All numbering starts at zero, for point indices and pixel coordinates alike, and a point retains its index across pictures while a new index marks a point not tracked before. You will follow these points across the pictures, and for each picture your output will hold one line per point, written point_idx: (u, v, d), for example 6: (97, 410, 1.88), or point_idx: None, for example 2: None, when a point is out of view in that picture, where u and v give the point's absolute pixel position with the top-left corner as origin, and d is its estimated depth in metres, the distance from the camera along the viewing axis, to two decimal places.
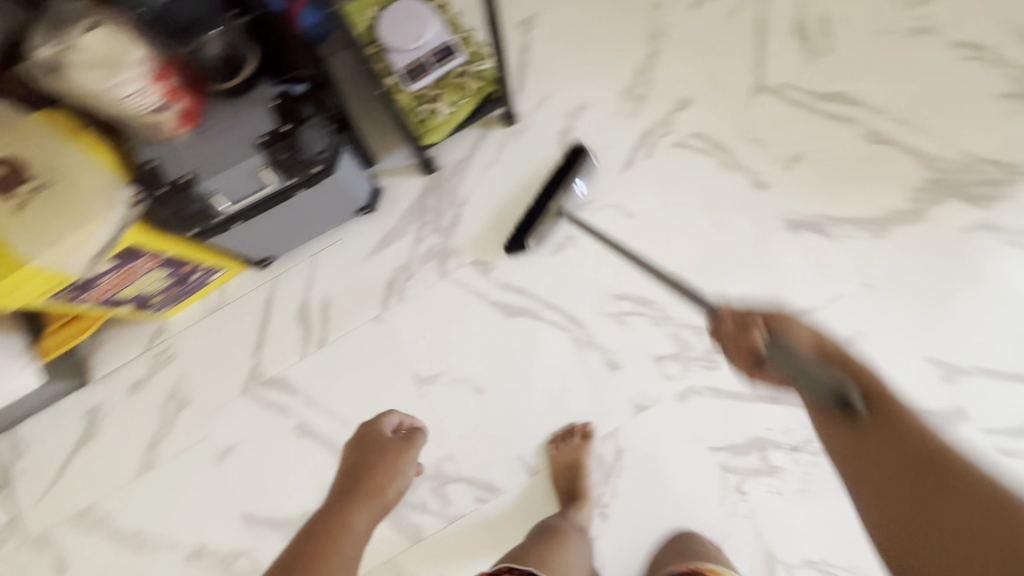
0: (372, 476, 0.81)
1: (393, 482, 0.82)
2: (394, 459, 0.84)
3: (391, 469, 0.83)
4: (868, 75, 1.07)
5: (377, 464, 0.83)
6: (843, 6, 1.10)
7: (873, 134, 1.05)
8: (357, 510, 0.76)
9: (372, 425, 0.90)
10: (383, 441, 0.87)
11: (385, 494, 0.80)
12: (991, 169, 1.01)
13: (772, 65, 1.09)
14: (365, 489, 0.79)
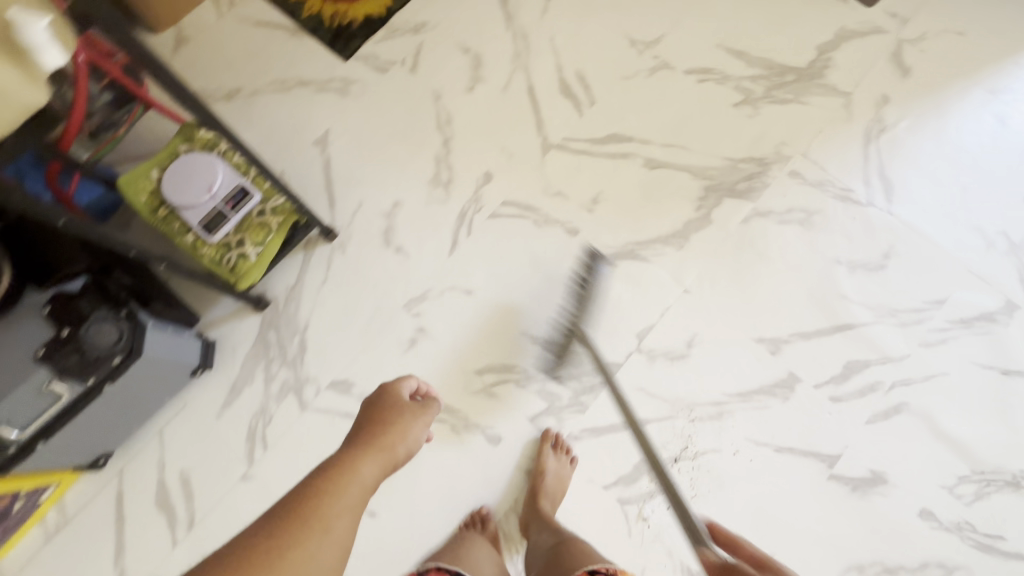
0: (387, 430, 0.75)
1: (407, 439, 0.75)
2: (408, 420, 0.77)
3: (403, 427, 0.76)
4: (630, 114, 1.23)
5: (393, 419, 0.77)
6: (593, 60, 1.26)
7: (649, 162, 1.19)
8: (368, 458, 0.68)
9: (386, 388, 0.84)
10: (402, 403, 0.80)
11: (398, 450, 0.73)
12: (747, 165, 1.18)
13: (551, 125, 1.23)
14: (377, 440, 0.72)
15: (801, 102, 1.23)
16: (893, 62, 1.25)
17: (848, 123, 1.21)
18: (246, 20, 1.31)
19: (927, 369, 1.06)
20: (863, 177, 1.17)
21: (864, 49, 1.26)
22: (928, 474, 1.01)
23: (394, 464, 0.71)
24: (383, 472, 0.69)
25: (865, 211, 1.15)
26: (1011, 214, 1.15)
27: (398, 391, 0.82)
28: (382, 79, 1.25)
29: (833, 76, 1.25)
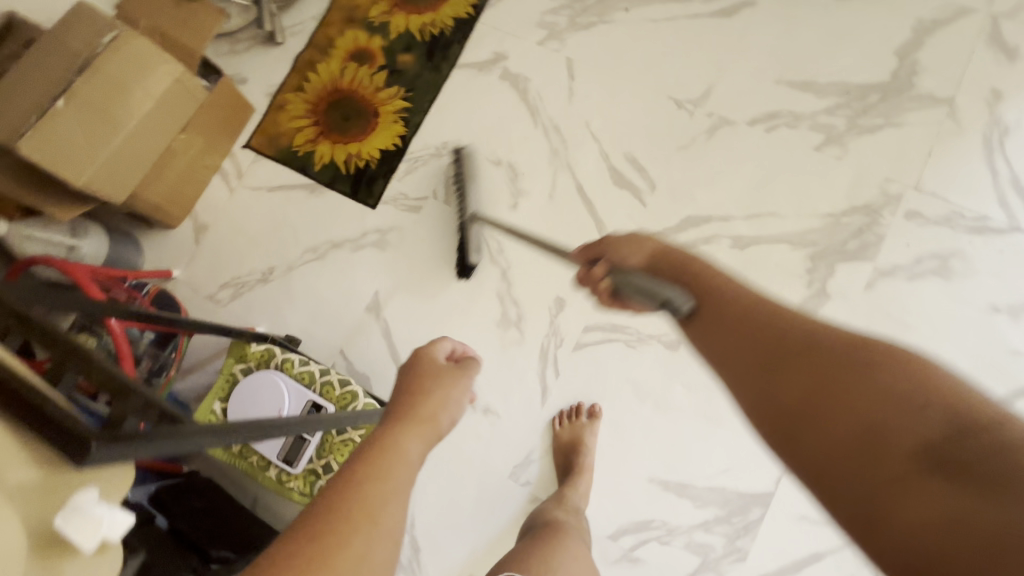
0: (421, 400, 0.55)
1: (447, 408, 0.56)
2: (450, 384, 0.58)
3: (441, 399, 0.56)
4: (699, 190, 1.08)
5: (427, 388, 0.57)
6: (640, 136, 1.12)
7: (737, 240, 1.04)
8: (410, 431, 0.51)
9: (416, 355, 0.62)
10: (437, 372, 0.59)
11: (441, 424, 0.55)
12: (853, 218, 1.02)
13: (613, 226, 1.09)
14: (411, 408, 0.54)
15: (895, 124, 1.05)
16: (994, 47, 1.06)
17: (959, 135, 1.03)
18: (259, 190, 1.21)
19: None
20: (997, 198, 0.99)
21: (954, 38, 1.07)
22: None
23: (439, 435, 0.54)
24: (431, 442, 0.52)
25: (1008, 239, 0.97)
26: None
27: (429, 356, 0.61)
28: (417, 218, 1.15)
29: (925, 82, 1.06)
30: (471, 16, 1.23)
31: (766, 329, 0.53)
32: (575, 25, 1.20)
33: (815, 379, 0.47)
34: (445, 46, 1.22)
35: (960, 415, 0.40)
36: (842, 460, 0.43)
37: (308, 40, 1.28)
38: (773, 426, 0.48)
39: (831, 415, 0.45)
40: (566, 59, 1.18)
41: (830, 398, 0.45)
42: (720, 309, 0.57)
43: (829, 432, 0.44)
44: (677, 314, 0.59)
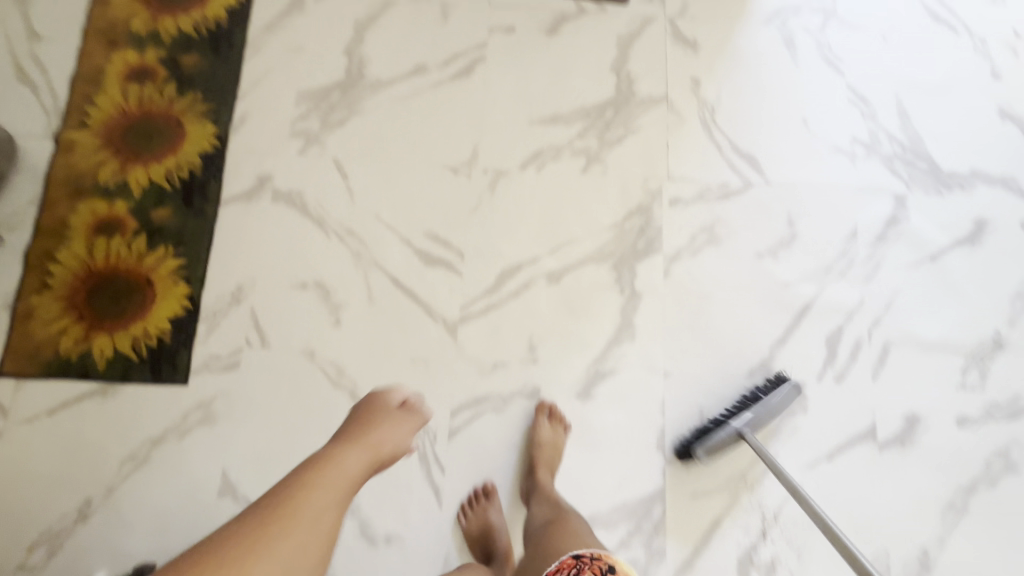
0: (377, 429, 0.82)
1: (397, 437, 0.82)
2: (395, 418, 0.85)
3: (392, 426, 0.84)
4: (503, 242, 1.14)
5: (388, 418, 0.85)
6: (432, 211, 1.15)
7: (551, 275, 1.12)
8: (353, 452, 0.75)
9: (380, 392, 0.91)
10: (393, 406, 0.88)
11: (382, 447, 0.79)
12: (633, 220, 1.15)
13: (441, 304, 1.10)
14: (363, 436, 0.79)
15: (634, 129, 1.20)
16: (680, 44, 1.26)
17: (683, 123, 1.21)
18: (37, 417, 1.02)
19: (883, 296, 1.12)
20: (729, 165, 1.18)
21: (649, 46, 1.26)
22: (942, 386, 1.08)
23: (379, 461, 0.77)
24: (365, 466, 0.74)
25: (748, 195, 1.17)
26: (852, 118, 1.22)
27: (388, 398, 0.89)
28: (240, 375, 1.05)
29: (642, 86, 1.23)
30: (218, 148, 1.16)
31: None
32: (329, 125, 1.19)
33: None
34: (201, 186, 1.14)
35: None
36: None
37: (33, 228, 1.10)
38: None
39: None
40: (333, 160, 1.17)
41: None
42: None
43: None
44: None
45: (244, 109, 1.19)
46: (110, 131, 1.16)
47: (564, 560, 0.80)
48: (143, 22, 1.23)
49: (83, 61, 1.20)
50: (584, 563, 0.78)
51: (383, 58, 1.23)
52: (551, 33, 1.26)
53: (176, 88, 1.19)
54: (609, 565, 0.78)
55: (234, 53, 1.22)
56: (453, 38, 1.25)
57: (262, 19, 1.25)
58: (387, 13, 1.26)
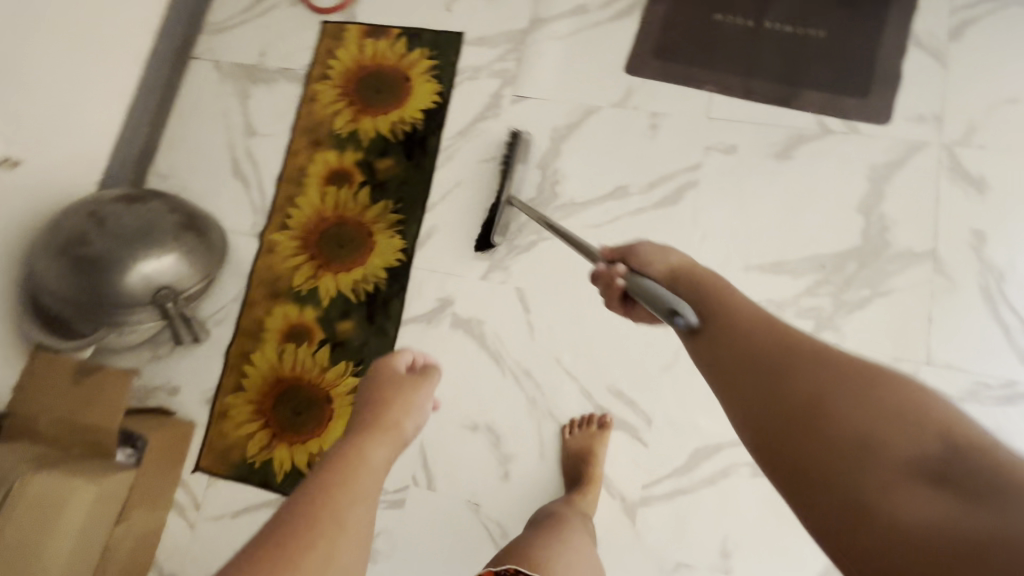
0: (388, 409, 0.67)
1: (409, 413, 0.68)
2: (409, 393, 0.70)
3: (404, 402, 0.69)
4: (700, 412, 0.98)
5: (395, 394, 0.70)
6: (618, 361, 1.02)
7: (757, 465, 0.94)
8: (376, 442, 0.61)
9: (378, 363, 0.75)
10: (398, 375, 0.73)
11: (402, 429, 0.65)
12: None
13: (619, 476, 0.97)
14: (380, 419, 0.65)
15: (885, 291, 0.97)
16: (957, 181, 0.99)
17: (954, 291, 0.95)
18: (222, 517, 1.07)
19: None
20: (1018, 355, 0.91)
21: (914, 180, 1.00)
22: None
23: (403, 444, 0.65)
24: (392, 454, 0.62)
25: None
26: None
27: (392, 366, 0.73)
28: (403, 515, 1.02)
29: (897, 235, 0.99)
30: (403, 263, 1.13)
31: (801, 371, 0.50)
32: (516, 248, 1.11)
33: (800, 370, 0.51)
34: (384, 302, 1.12)
35: (946, 429, 0.43)
36: (814, 462, 0.45)
37: (235, 328, 1.16)
38: (754, 438, 0.50)
39: (810, 393, 0.48)
40: (516, 289, 1.09)
41: (799, 375, 0.50)
42: (708, 301, 0.62)
43: (789, 381, 0.50)
44: (680, 328, 0.60)
45: (432, 222, 1.15)
46: (306, 235, 1.19)
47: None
48: (345, 122, 1.24)
49: (290, 160, 1.24)
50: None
51: (581, 175, 1.12)
52: (782, 155, 1.06)
53: (370, 194, 1.18)
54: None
55: (428, 160, 1.18)
56: (662, 155, 1.10)
57: (457, 123, 1.19)
58: (588, 121, 1.14)
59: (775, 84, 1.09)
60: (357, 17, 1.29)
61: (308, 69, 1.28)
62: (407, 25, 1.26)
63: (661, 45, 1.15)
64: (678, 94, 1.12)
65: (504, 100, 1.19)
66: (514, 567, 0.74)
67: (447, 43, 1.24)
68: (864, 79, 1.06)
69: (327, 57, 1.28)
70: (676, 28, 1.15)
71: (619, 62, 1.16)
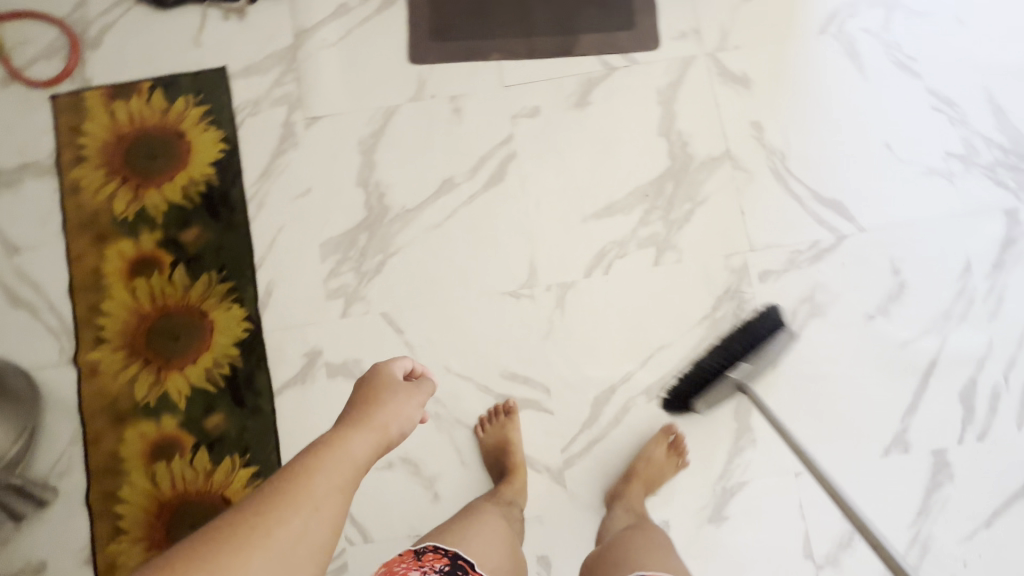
0: (381, 409, 0.68)
1: (402, 416, 0.69)
2: (402, 397, 0.71)
3: (395, 406, 0.69)
4: (589, 364, 1.03)
5: (392, 393, 0.70)
6: (504, 348, 1.04)
7: (650, 391, 1.02)
8: (363, 436, 0.62)
9: (380, 365, 0.76)
10: (398, 382, 0.74)
11: (391, 429, 0.66)
12: (723, 308, 1.03)
13: (539, 451, 1.01)
14: (369, 417, 0.66)
15: (701, 200, 1.06)
16: (728, 83, 1.10)
17: (753, 180, 1.07)
18: None
19: (1013, 330, 1.02)
20: (814, 217, 1.06)
21: (694, 93, 1.10)
22: None
23: (387, 446, 0.65)
24: (376, 451, 0.63)
25: (843, 249, 1.05)
26: (940, 129, 1.08)
27: (392, 370, 0.74)
28: None
29: (697, 146, 1.08)
30: (253, 331, 1.04)
31: None
32: (366, 274, 1.06)
33: None
34: (248, 379, 1.03)
35: None
36: None
37: (87, 470, 1.01)
38: None
39: None
40: (381, 315, 1.05)
41: None
42: None
43: None
44: None
45: (268, 278, 1.06)
46: (131, 341, 1.04)
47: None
48: (126, 203, 1.08)
49: (76, 265, 1.06)
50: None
51: (404, 180, 1.08)
52: (581, 103, 1.10)
53: (187, 272, 1.06)
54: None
55: (238, 214, 1.08)
56: (474, 136, 1.09)
57: (256, 165, 1.09)
58: (391, 123, 1.10)
59: (553, 36, 1.12)
60: (92, 81, 1.11)
61: (56, 158, 1.09)
62: (157, 75, 1.11)
63: (436, 27, 1.12)
64: (468, 71, 1.11)
65: (297, 126, 1.10)
66: (433, 543, 0.81)
67: (211, 84, 1.11)
68: (626, 11, 1.12)
69: (74, 137, 1.09)
70: (444, 5, 1.13)
71: (401, 54, 1.12)
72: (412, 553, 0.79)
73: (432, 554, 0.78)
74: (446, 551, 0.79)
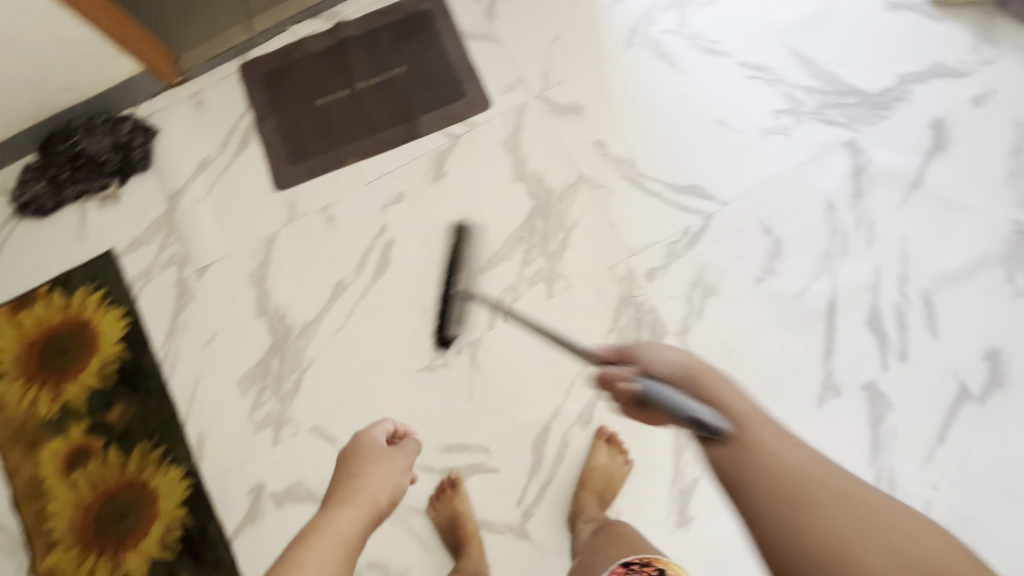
0: (365, 481, 0.78)
1: (384, 487, 0.79)
2: (386, 462, 0.82)
3: (377, 471, 0.81)
4: (517, 411, 1.05)
5: (373, 464, 0.82)
6: (433, 423, 1.05)
7: (581, 417, 1.03)
8: (353, 508, 0.73)
9: (362, 435, 0.87)
10: (380, 450, 0.84)
11: (377, 497, 0.77)
12: (623, 316, 1.07)
13: (495, 511, 1.01)
14: (359, 490, 0.76)
15: (571, 224, 1.12)
16: (561, 114, 1.18)
17: (611, 191, 1.13)
18: None
19: (893, 248, 1.05)
20: (678, 206, 1.11)
21: (534, 134, 1.18)
22: (1001, 306, 1.01)
23: (377, 513, 0.76)
24: (359, 529, 0.71)
25: (714, 225, 1.10)
26: (761, 94, 1.15)
27: (374, 437, 0.86)
28: None
29: (552, 180, 1.15)
30: (195, 486, 1.06)
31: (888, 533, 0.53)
32: (287, 396, 1.09)
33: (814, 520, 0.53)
34: (202, 534, 1.04)
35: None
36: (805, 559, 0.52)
37: None
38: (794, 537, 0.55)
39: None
40: (311, 429, 1.07)
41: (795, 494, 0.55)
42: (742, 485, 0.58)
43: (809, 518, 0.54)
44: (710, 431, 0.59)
45: (197, 430, 1.09)
46: (82, 535, 1.05)
47: (615, 570, 0.76)
48: (49, 403, 1.11)
49: (14, 478, 1.08)
50: (635, 570, 0.74)
51: (299, 297, 1.13)
52: (438, 176, 1.17)
53: (120, 449, 1.08)
54: (661, 569, 0.74)
55: (155, 379, 1.12)
56: (352, 237, 1.16)
57: (161, 329, 1.14)
58: (275, 250, 1.17)
59: (396, 125, 1.20)
60: None
61: None
62: (52, 276, 1.18)
63: (291, 152, 1.21)
64: (331, 180, 1.19)
65: (190, 280, 1.16)
66: None
67: (102, 268, 1.18)
68: (453, 84, 1.21)
69: None
70: (293, 131, 1.22)
71: (267, 186, 1.20)
72: None
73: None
74: None
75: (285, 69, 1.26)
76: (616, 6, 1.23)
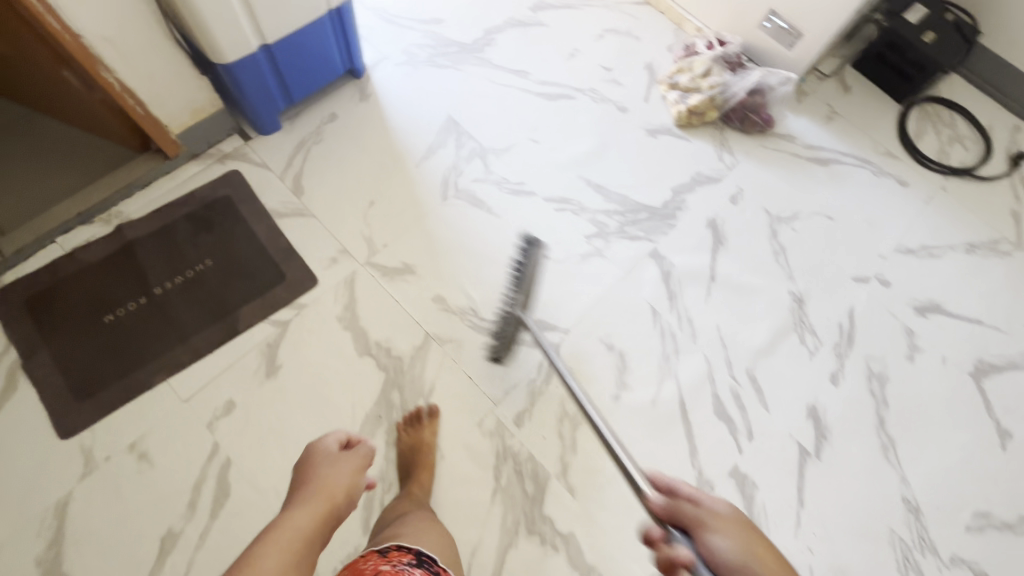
0: (321, 481, 0.80)
1: (341, 484, 0.81)
2: (342, 463, 0.85)
3: (335, 470, 0.83)
4: None
5: (329, 465, 0.84)
6: None
7: None
8: (315, 502, 0.76)
9: (316, 442, 0.89)
10: (335, 454, 0.86)
11: (335, 493, 0.79)
12: (504, 470, 1.03)
13: None
14: (315, 489, 0.78)
15: (429, 388, 1.08)
16: (395, 276, 1.17)
17: (462, 343, 1.13)
18: None
19: (714, 337, 1.19)
20: (528, 342, 1.14)
21: (370, 301, 1.14)
22: (804, 367, 1.18)
23: (335, 508, 0.77)
24: (320, 520, 0.74)
25: (564, 353, 1.14)
26: (571, 223, 1.27)
27: (328, 444, 0.87)
28: None
29: (399, 345, 1.11)
30: None
31: None
32: None
33: None
34: None
35: None
36: None
37: None
38: None
39: None
40: None
41: None
42: None
43: None
44: None
45: None
46: None
47: None
48: None
49: None
50: None
51: (114, 569, 0.91)
52: (272, 371, 1.06)
53: None
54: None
55: None
56: (175, 470, 0.98)
57: None
58: (69, 516, 0.93)
59: (210, 325, 1.08)
60: None
61: None
62: None
63: (77, 386, 1.01)
64: (137, 408, 1.01)
65: None
66: (396, 543, 0.78)
67: None
68: (270, 267, 1.14)
69: None
70: (77, 360, 1.03)
71: (48, 436, 0.98)
72: (376, 553, 0.75)
73: (398, 550, 0.76)
74: (412, 548, 0.77)
75: (57, 287, 1.07)
76: (423, 163, 1.29)
